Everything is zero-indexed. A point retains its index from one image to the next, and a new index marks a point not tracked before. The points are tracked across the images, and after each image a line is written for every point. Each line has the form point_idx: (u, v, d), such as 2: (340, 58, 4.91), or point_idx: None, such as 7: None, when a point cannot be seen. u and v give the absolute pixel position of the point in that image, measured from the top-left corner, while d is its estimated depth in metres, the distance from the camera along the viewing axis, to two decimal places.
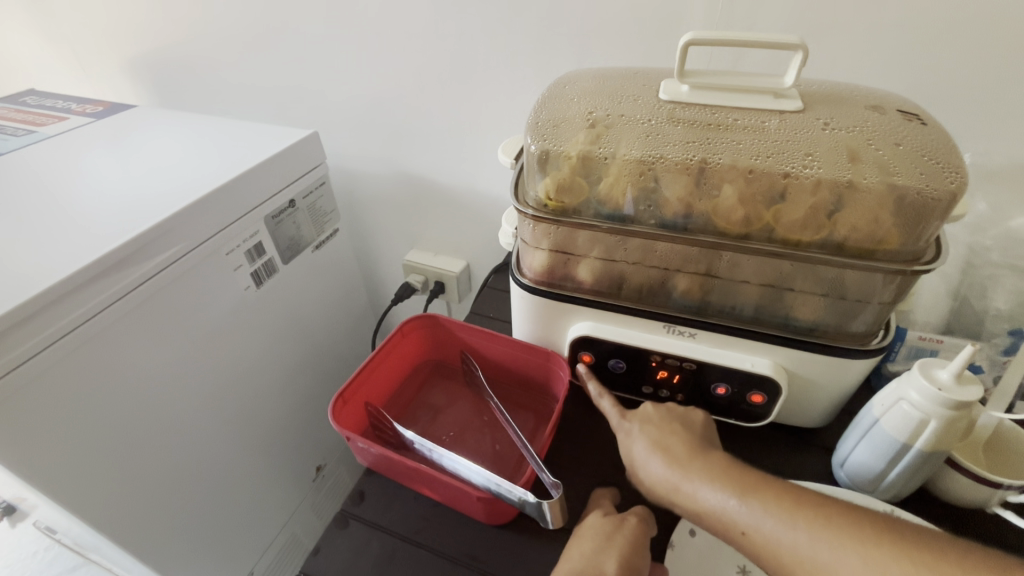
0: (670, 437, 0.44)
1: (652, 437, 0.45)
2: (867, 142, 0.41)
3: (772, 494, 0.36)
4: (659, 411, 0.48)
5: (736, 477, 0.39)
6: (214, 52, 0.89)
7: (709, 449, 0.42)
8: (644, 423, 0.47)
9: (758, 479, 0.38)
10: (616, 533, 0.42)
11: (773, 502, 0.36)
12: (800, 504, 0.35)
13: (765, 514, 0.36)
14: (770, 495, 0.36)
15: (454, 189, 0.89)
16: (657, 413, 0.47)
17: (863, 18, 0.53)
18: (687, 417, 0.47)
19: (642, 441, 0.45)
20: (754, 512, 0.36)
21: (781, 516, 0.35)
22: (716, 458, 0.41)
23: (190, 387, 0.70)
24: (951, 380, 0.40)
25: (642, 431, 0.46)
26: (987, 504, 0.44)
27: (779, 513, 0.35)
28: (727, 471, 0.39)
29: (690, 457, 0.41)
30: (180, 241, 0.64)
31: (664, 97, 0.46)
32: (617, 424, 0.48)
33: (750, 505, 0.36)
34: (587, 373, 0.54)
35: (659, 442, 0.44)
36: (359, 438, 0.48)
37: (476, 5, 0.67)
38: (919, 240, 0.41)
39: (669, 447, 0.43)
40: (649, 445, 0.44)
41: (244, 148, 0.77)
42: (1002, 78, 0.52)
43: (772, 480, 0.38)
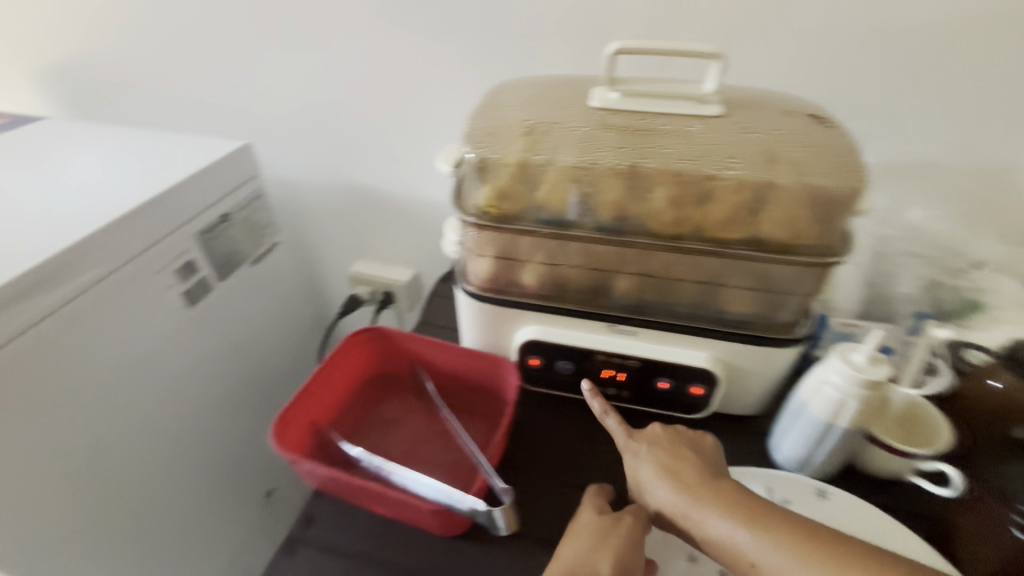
0: (681, 463, 0.44)
1: (662, 461, 0.45)
2: (782, 144, 0.44)
3: (786, 530, 0.39)
4: (667, 432, 0.47)
5: (746, 509, 0.40)
6: (132, 60, 0.84)
7: (719, 477, 0.43)
8: (653, 444, 0.46)
9: (770, 512, 0.40)
10: (612, 533, 0.42)
11: (788, 540, 0.38)
12: (814, 542, 0.38)
13: (777, 552, 0.38)
14: (783, 530, 0.39)
15: (398, 198, 0.88)
16: (665, 434, 0.47)
17: (774, 29, 0.57)
18: (696, 441, 0.47)
19: (650, 465, 0.45)
20: (766, 549, 0.38)
21: (794, 556, 0.37)
22: (726, 488, 0.42)
23: (120, 418, 0.65)
24: (865, 362, 0.43)
25: (650, 452, 0.46)
26: (903, 473, 0.48)
27: (791, 551, 0.38)
28: (739, 503, 0.41)
29: (701, 485, 0.42)
30: (100, 263, 0.60)
31: (596, 105, 0.48)
32: (623, 442, 0.47)
33: (763, 542, 0.38)
34: (595, 388, 0.50)
35: (669, 466, 0.44)
36: (304, 460, 0.46)
37: (410, 14, 0.67)
38: (832, 234, 0.44)
39: (680, 473, 0.44)
40: (658, 470, 0.44)
41: (169, 162, 0.73)
42: (895, 84, 0.57)
43: (785, 517, 0.40)
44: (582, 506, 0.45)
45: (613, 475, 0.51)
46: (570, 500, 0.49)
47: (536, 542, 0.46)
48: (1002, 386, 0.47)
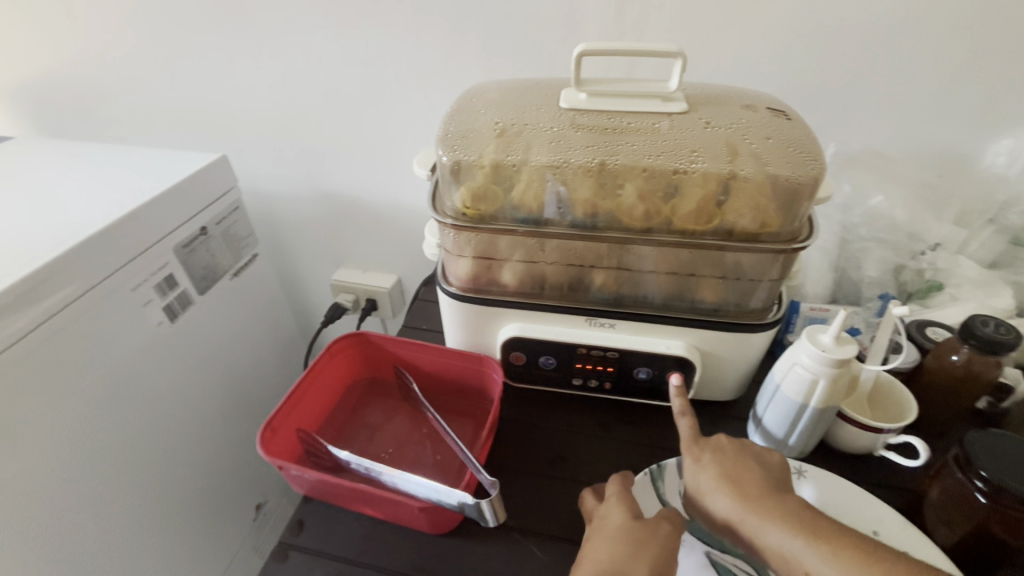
0: (744, 472, 0.42)
1: (724, 469, 0.42)
2: (743, 137, 0.46)
3: (850, 548, 0.36)
4: (732, 443, 0.44)
5: (809, 522, 0.38)
6: (101, 76, 0.83)
7: (784, 493, 0.41)
8: (717, 452, 0.44)
9: (836, 529, 0.37)
10: (650, 537, 0.40)
11: (852, 558, 0.35)
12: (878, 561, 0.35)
13: (838, 568, 0.35)
14: (848, 548, 0.36)
15: (377, 205, 0.89)
16: (730, 445, 0.44)
17: (732, 29, 0.59)
18: (763, 456, 0.44)
19: (711, 472, 0.43)
20: (829, 566, 0.36)
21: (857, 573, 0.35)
22: (791, 502, 0.40)
23: (102, 436, 0.65)
24: (832, 342, 0.45)
25: (713, 460, 0.43)
26: (874, 448, 0.50)
27: (855, 568, 0.35)
28: (802, 517, 0.38)
29: (765, 498, 0.40)
30: (76, 280, 0.59)
31: (564, 106, 0.49)
32: (685, 446, 0.45)
33: (824, 557, 0.36)
34: (681, 385, 0.48)
35: (731, 475, 0.42)
36: (292, 465, 0.46)
37: (381, 24, 0.68)
38: (795, 221, 0.46)
39: (742, 482, 0.41)
40: (719, 478, 0.42)
41: (144, 177, 0.72)
42: (848, 78, 0.60)
43: (856, 539, 0.37)
44: (612, 504, 0.43)
45: (599, 465, 0.52)
46: (558, 492, 0.50)
47: (526, 535, 0.47)
48: (960, 358, 0.50)
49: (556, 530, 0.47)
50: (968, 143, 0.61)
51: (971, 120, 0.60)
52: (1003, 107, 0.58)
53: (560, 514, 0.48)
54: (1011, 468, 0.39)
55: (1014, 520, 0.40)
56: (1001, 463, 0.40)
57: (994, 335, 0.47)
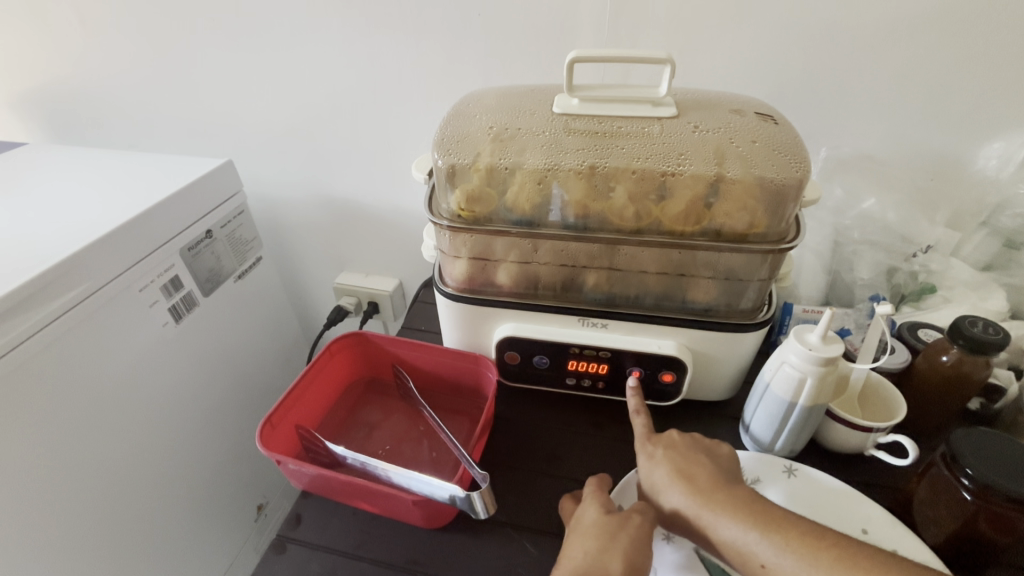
0: (695, 465, 0.43)
1: (676, 464, 0.44)
2: (730, 141, 0.47)
3: (796, 533, 0.37)
4: (684, 438, 0.46)
5: (759, 512, 0.39)
6: (113, 85, 0.86)
7: (734, 483, 0.42)
8: (669, 448, 0.46)
9: (782, 514, 0.39)
10: (621, 531, 0.41)
11: (797, 542, 0.37)
12: (822, 544, 0.36)
13: (786, 553, 0.37)
14: (793, 534, 0.37)
15: (378, 209, 0.90)
16: (682, 440, 0.46)
17: (723, 37, 0.61)
18: (713, 448, 0.46)
19: (664, 468, 0.44)
20: (777, 551, 0.37)
21: (803, 556, 0.36)
22: (741, 492, 0.41)
23: (108, 435, 0.66)
24: (819, 341, 0.45)
25: (666, 456, 0.45)
26: (864, 447, 0.51)
27: (801, 553, 0.36)
28: (751, 506, 0.40)
29: (715, 489, 0.41)
30: (83, 281, 0.61)
31: (558, 110, 0.50)
32: (640, 447, 0.47)
33: (772, 544, 0.37)
34: (637, 386, 0.52)
35: (682, 470, 0.43)
36: (290, 460, 0.47)
37: (382, 33, 0.70)
38: (782, 222, 0.47)
39: (693, 476, 0.43)
40: (672, 474, 0.44)
41: (151, 182, 0.75)
42: (836, 84, 0.61)
43: (800, 523, 0.38)
44: (586, 503, 0.44)
45: (592, 463, 0.53)
46: (550, 488, 0.51)
47: (518, 530, 0.48)
48: (949, 358, 0.50)
49: (548, 525, 0.48)
50: (960, 147, 0.62)
51: (961, 125, 0.61)
52: (993, 113, 0.59)
53: (551, 510, 0.49)
54: (994, 465, 0.40)
55: (999, 516, 0.40)
56: (984, 460, 0.40)
57: (981, 336, 0.47)
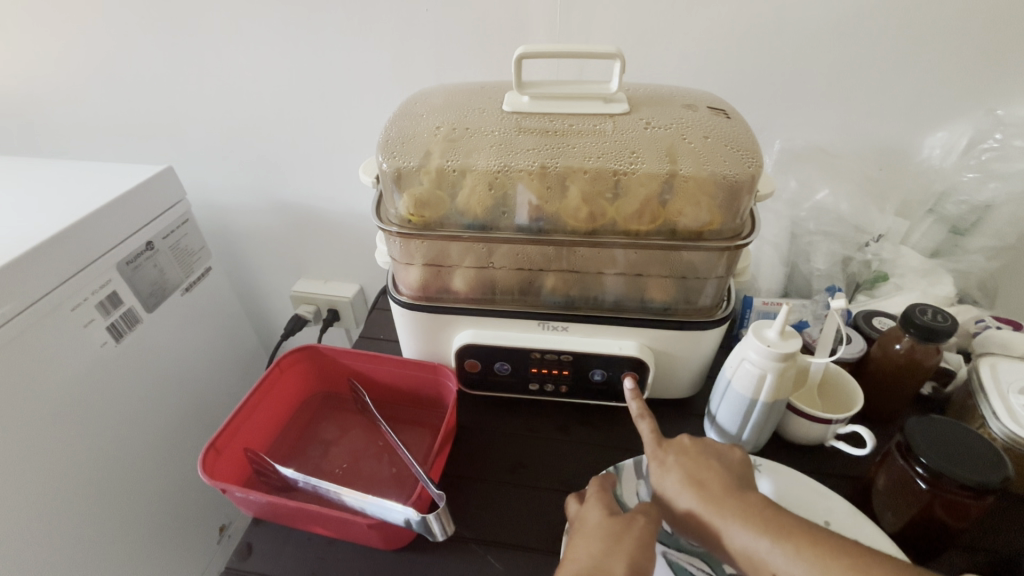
0: (706, 472, 0.43)
1: (686, 471, 0.43)
2: (682, 137, 0.47)
3: (807, 540, 0.36)
4: (695, 443, 0.45)
5: (771, 519, 0.38)
6: (37, 90, 0.80)
7: (746, 488, 0.41)
8: (680, 453, 0.45)
9: (793, 521, 0.38)
10: (626, 532, 0.39)
11: (808, 548, 0.36)
12: (834, 551, 0.35)
13: (797, 560, 0.36)
14: (805, 540, 0.37)
15: (333, 213, 0.87)
16: (692, 445, 0.45)
17: (675, 31, 0.60)
18: (724, 453, 0.45)
19: (675, 475, 0.43)
20: (788, 560, 0.36)
21: (814, 564, 0.35)
22: (750, 497, 0.40)
23: (45, 467, 0.61)
24: (777, 336, 0.45)
25: (677, 462, 0.44)
26: (824, 439, 0.51)
27: (812, 560, 0.36)
28: (762, 513, 0.39)
29: (726, 495, 0.40)
30: (8, 302, 0.56)
31: (507, 109, 0.49)
32: (651, 453, 0.46)
33: (783, 551, 0.37)
34: (636, 388, 0.51)
35: (693, 476, 0.43)
36: (237, 487, 0.45)
37: (326, 30, 0.67)
38: (737, 218, 0.46)
39: (705, 482, 0.42)
40: (682, 480, 0.43)
41: (82, 191, 0.69)
42: (787, 76, 0.61)
43: (812, 529, 0.37)
44: (590, 504, 0.43)
45: (558, 470, 0.52)
46: (517, 498, 0.49)
47: (484, 545, 0.46)
48: (903, 346, 0.51)
49: (516, 538, 0.47)
50: (906, 137, 0.63)
51: (909, 115, 0.62)
52: (936, 103, 0.60)
53: (518, 521, 0.48)
54: (943, 451, 0.41)
55: (953, 504, 0.41)
56: (935, 448, 0.41)
57: (932, 323, 0.48)
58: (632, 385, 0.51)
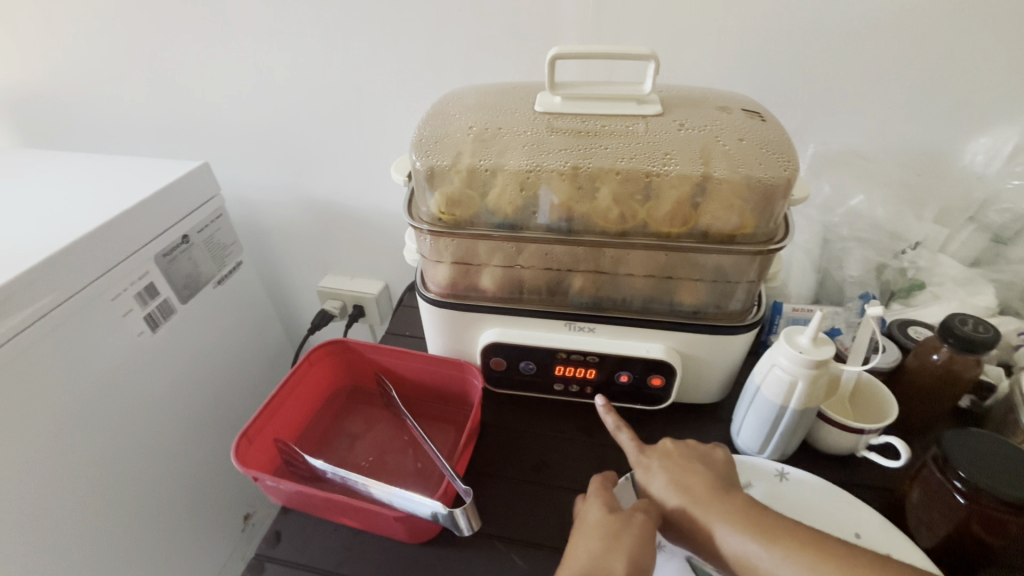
0: (692, 475, 0.43)
1: (673, 475, 0.44)
2: (716, 139, 0.46)
3: (794, 541, 0.38)
4: (678, 447, 0.46)
5: (758, 521, 0.39)
6: (84, 87, 0.83)
7: (731, 490, 0.42)
8: (664, 458, 0.45)
9: (779, 522, 0.39)
10: (626, 530, 0.40)
11: (795, 550, 0.38)
12: (822, 554, 0.37)
13: (785, 562, 0.37)
14: (791, 542, 0.38)
15: (362, 210, 0.88)
16: (676, 449, 0.46)
17: (709, 32, 0.60)
18: (708, 455, 0.45)
19: (661, 479, 0.44)
20: (776, 562, 0.37)
21: (802, 564, 0.37)
22: (736, 499, 0.41)
23: (82, 450, 0.64)
24: (809, 343, 0.44)
25: (661, 466, 0.45)
26: (856, 449, 0.50)
27: (799, 560, 0.37)
28: (750, 515, 0.40)
29: (713, 500, 0.41)
30: (53, 290, 0.59)
31: (540, 109, 0.49)
32: (635, 459, 0.46)
33: (771, 553, 0.38)
34: (608, 403, 0.50)
35: (680, 480, 0.43)
36: (268, 476, 0.46)
37: (361, 30, 0.68)
38: (771, 222, 0.46)
39: (691, 486, 0.43)
40: (669, 484, 0.43)
41: (124, 185, 0.72)
42: (822, 80, 0.60)
43: (799, 530, 0.39)
44: (590, 501, 0.43)
45: (581, 471, 0.52)
46: (540, 497, 0.50)
47: (506, 543, 0.47)
48: (940, 357, 0.50)
49: (538, 538, 0.47)
50: (947, 141, 0.61)
51: (950, 119, 0.60)
52: (980, 107, 0.59)
53: (540, 520, 0.48)
54: (981, 465, 0.39)
55: (992, 520, 0.39)
56: (976, 462, 0.40)
57: (972, 334, 0.47)
58: (603, 401, 0.51)
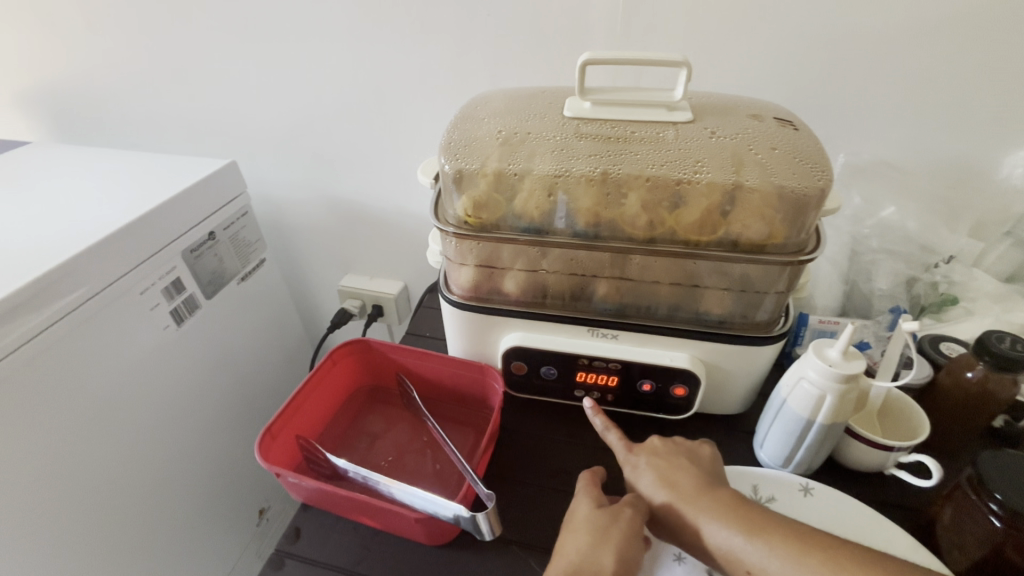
0: (678, 472, 0.44)
1: (660, 471, 0.45)
2: (749, 147, 0.46)
3: (780, 534, 0.38)
4: (666, 444, 0.48)
5: (745, 516, 0.40)
6: (119, 84, 0.85)
7: (717, 485, 0.43)
8: (651, 456, 0.47)
9: (766, 517, 0.40)
10: (613, 526, 0.41)
11: (781, 541, 0.38)
12: (807, 545, 0.37)
13: (772, 556, 0.37)
14: (776, 535, 0.38)
15: (384, 211, 0.89)
16: (663, 446, 0.47)
17: (740, 38, 0.59)
18: (695, 452, 0.47)
19: (649, 476, 0.45)
20: (763, 555, 0.38)
21: (787, 557, 0.37)
22: (723, 494, 0.42)
23: (107, 440, 0.65)
24: (839, 356, 0.44)
25: (649, 464, 0.46)
26: (884, 466, 0.49)
27: (785, 554, 0.37)
28: (737, 510, 0.40)
29: (699, 494, 0.42)
30: (85, 283, 0.60)
31: (569, 114, 0.49)
32: (624, 458, 0.48)
33: (757, 546, 0.38)
34: (595, 405, 0.51)
35: (666, 477, 0.44)
36: (290, 473, 0.46)
37: (390, 32, 0.68)
38: (802, 232, 0.45)
39: (678, 482, 0.44)
40: (657, 480, 0.44)
41: (155, 182, 0.74)
42: (855, 89, 0.59)
43: (784, 523, 0.39)
44: (579, 498, 0.45)
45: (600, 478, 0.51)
46: (558, 503, 0.49)
47: (524, 548, 0.46)
48: (975, 375, 0.48)
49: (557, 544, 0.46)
50: (985, 153, 0.60)
51: (988, 131, 0.58)
52: None
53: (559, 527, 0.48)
54: (1018, 486, 0.38)
55: None
56: (1012, 483, 0.39)
57: (1011, 353, 0.45)
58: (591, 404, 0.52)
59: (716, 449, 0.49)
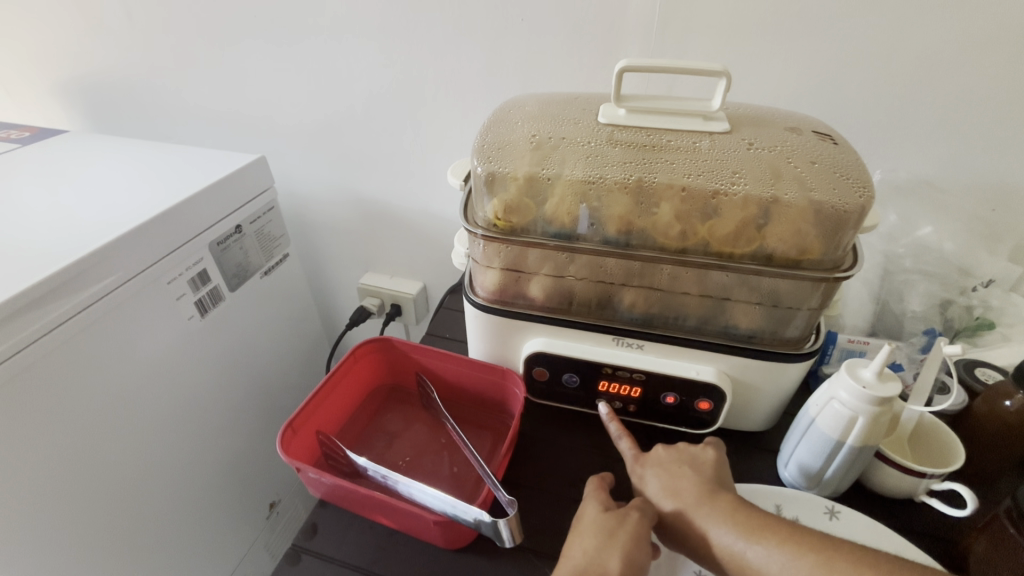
0: (682, 479, 0.44)
1: (663, 480, 0.44)
2: (787, 160, 0.45)
3: (784, 537, 0.38)
4: (670, 452, 0.47)
5: (750, 520, 0.40)
6: (154, 76, 0.87)
7: (719, 490, 0.42)
8: (656, 464, 0.46)
9: (770, 521, 0.39)
10: (620, 528, 0.41)
11: (781, 545, 0.38)
12: (804, 547, 0.37)
13: (774, 558, 0.37)
14: (779, 537, 0.38)
15: (407, 211, 0.89)
16: (668, 455, 0.46)
17: (775, 52, 0.58)
18: (696, 457, 0.46)
19: (654, 484, 0.44)
20: (768, 557, 0.38)
21: (791, 559, 0.37)
22: (726, 500, 0.41)
23: (129, 425, 0.66)
24: (874, 378, 0.42)
25: (653, 473, 0.45)
26: (915, 493, 0.47)
27: (790, 556, 0.37)
28: (740, 514, 0.40)
29: (701, 502, 0.41)
30: (118, 270, 0.61)
31: (603, 121, 0.48)
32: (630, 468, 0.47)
33: (762, 549, 0.38)
34: (611, 410, 0.51)
35: (670, 485, 0.44)
36: (310, 468, 0.46)
37: (420, 37, 0.69)
38: (839, 249, 0.44)
39: (681, 490, 0.43)
40: (661, 489, 0.44)
41: (187, 174, 0.75)
42: (894, 106, 0.58)
43: (787, 525, 0.39)
44: (587, 501, 0.44)
45: (620, 490, 0.50)
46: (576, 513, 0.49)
47: (541, 557, 0.46)
48: (1013, 403, 0.47)
49: None
50: None
51: None
52: None
53: None
54: None
55: None
56: None
57: None
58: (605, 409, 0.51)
59: (720, 449, 0.47)
